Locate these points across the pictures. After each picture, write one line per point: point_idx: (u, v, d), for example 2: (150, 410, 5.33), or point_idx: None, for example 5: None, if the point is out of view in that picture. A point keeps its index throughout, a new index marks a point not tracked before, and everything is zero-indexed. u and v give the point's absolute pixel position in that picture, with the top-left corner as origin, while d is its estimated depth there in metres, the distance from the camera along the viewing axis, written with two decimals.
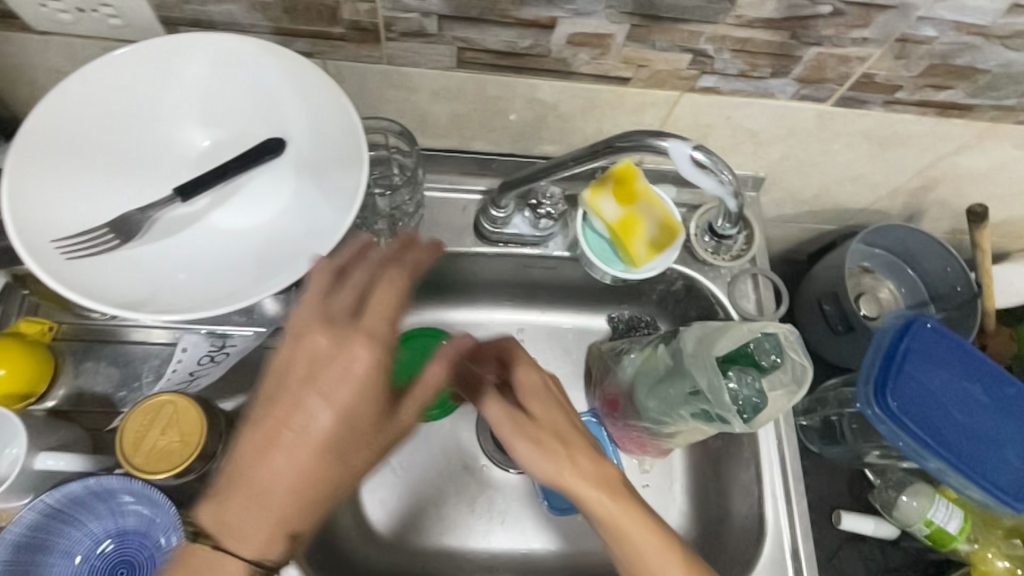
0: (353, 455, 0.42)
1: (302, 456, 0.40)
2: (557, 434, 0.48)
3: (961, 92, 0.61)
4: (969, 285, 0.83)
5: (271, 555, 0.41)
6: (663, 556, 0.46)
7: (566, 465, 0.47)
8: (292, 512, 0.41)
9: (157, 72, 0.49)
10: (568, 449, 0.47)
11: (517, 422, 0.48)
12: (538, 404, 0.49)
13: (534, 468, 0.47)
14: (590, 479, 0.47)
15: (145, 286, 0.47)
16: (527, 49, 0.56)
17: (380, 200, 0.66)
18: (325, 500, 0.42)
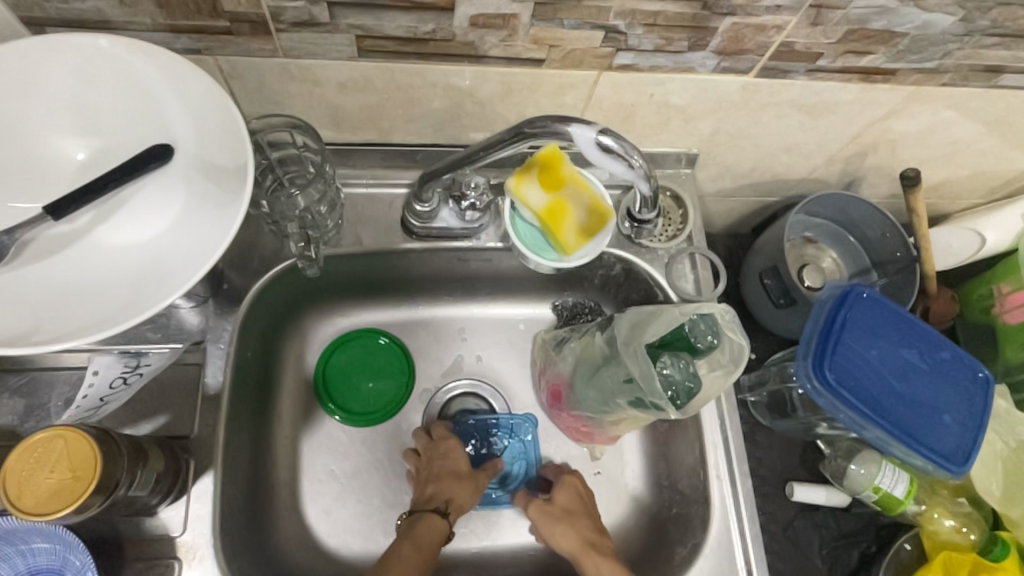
0: (468, 485, 0.69)
1: (460, 482, 0.69)
2: (568, 511, 0.68)
3: (882, 57, 0.60)
4: (907, 249, 0.82)
5: (438, 534, 0.64)
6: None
7: (576, 537, 0.66)
8: (459, 507, 0.68)
9: (15, 81, 0.44)
10: (586, 518, 0.68)
11: (549, 507, 0.68)
12: (564, 495, 0.69)
13: (553, 541, 0.67)
14: (594, 546, 0.65)
15: (24, 316, 0.43)
16: (430, 34, 0.53)
17: (299, 198, 0.64)
18: (461, 502, 0.68)
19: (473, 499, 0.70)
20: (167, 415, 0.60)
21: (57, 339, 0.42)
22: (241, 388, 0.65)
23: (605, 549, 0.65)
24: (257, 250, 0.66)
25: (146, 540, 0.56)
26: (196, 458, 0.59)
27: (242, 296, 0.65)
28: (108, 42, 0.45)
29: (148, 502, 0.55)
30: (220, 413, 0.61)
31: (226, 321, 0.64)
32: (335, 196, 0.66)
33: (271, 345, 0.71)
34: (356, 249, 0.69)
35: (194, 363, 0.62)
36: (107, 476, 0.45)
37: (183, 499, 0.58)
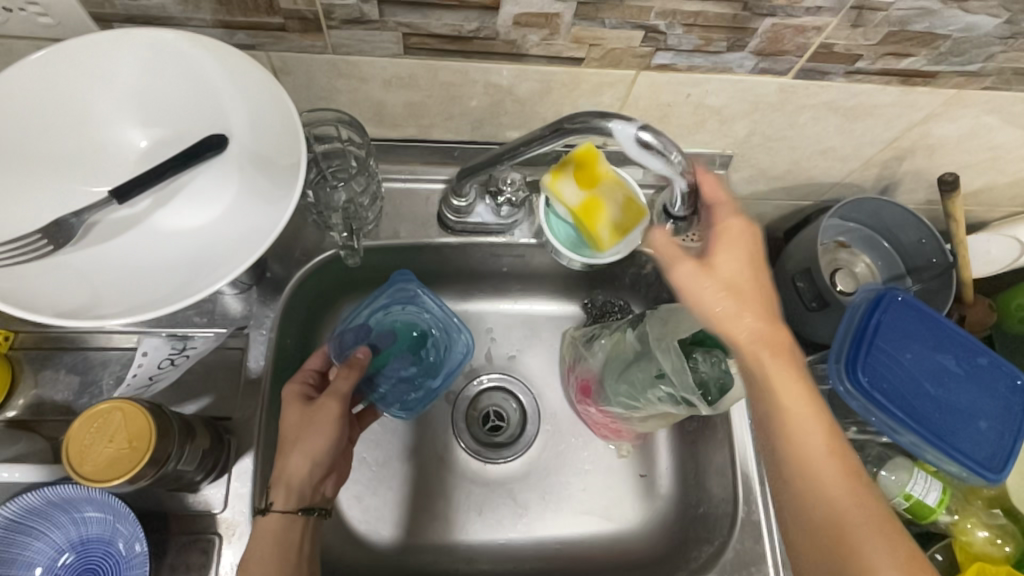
0: (296, 445, 0.57)
1: (288, 448, 0.57)
2: (734, 275, 0.52)
3: (923, 59, 0.60)
4: (944, 255, 0.81)
5: (262, 521, 0.54)
6: (819, 442, 0.49)
7: (743, 322, 0.51)
8: (289, 484, 0.56)
9: (88, 70, 0.47)
10: (771, 322, 0.52)
11: (718, 292, 0.51)
12: (726, 257, 0.52)
13: (699, 299, 0.52)
14: (790, 383, 0.50)
15: (89, 291, 0.45)
16: (474, 32, 0.55)
17: (340, 191, 0.65)
18: (288, 469, 0.56)
19: (309, 460, 0.57)
20: (210, 396, 0.63)
21: (118, 314, 0.44)
22: (280, 374, 0.67)
23: (787, 352, 0.51)
24: (300, 241, 0.68)
25: (189, 515, 0.59)
26: (237, 438, 0.61)
27: (284, 285, 0.67)
28: (174, 36, 0.47)
29: (192, 478, 0.57)
30: (260, 396, 0.63)
31: (268, 308, 0.66)
32: (376, 189, 0.68)
33: (309, 335, 0.73)
34: (393, 242, 0.71)
35: (237, 348, 0.65)
36: (160, 448, 0.47)
37: (225, 478, 0.60)
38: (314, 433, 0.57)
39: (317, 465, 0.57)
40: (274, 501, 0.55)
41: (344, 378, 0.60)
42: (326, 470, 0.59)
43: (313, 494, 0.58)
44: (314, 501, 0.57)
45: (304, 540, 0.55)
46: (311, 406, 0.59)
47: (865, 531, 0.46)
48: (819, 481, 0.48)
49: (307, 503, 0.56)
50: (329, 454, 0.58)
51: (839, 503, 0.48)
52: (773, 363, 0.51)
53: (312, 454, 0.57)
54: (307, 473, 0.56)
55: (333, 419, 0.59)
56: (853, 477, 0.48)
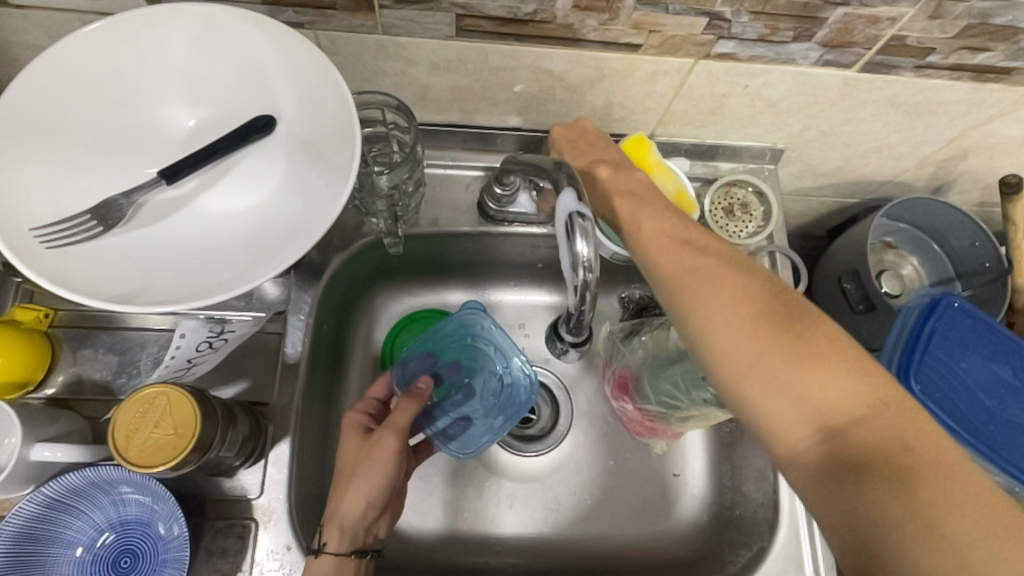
0: (352, 480, 0.55)
1: (344, 484, 0.55)
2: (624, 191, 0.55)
3: (999, 54, 0.57)
4: (999, 261, 0.79)
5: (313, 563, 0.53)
6: (736, 296, 0.44)
7: (672, 252, 0.49)
8: (342, 523, 0.54)
9: (139, 46, 0.46)
10: (737, 268, 0.47)
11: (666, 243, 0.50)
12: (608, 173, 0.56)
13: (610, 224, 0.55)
14: (738, 291, 0.45)
15: (136, 275, 0.44)
16: (531, 15, 0.52)
17: (383, 178, 0.62)
18: (341, 508, 0.54)
19: (364, 498, 0.55)
20: (248, 381, 0.62)
21: (164, 301, 0.43)
22: (316, 360, 0.66)
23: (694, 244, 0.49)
24: (339, 225, 0.67)
25: (225, 500, 0.58)
26: (274, 424, 0.61)
27: (322, 270, 0.66)
28: (225, 12, 0.45)
29: (231, 463, 0.57)
30: (297, 382, 0.62)
31: (306, 293, 0.65)
32: (421, 176, 0.65)
33: (343, 321, 0.73)
34: (433, 229, 0.69)
35: (275, 332, 0.64)
36: (204, 435, 0.46)
37: (261, 463, 0.59)
38: (370, 471, 0.56)
39: (371, 507, 0.56)
40: (328, 542, 0.53)
41: (405, 411, 0.59)
42: (380, 510, 0.57)
43: (365, 535, 0.56)
44: (365, 540, 0.56)
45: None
46: (369, 440, 0.57)
47: (806, 379, 0.41)
48: (810, 396, 0.40)
49: (358, 545, 0.55)
50: (386, 491, 0.56)
51: (804, 387, 0.41)
52: (723, 301, 0.44)
53: (367, 494, 0.55)
54: (359, 513, 0.54)
55: (393, 456, 0.57)
56: (788, 327, 0.42)
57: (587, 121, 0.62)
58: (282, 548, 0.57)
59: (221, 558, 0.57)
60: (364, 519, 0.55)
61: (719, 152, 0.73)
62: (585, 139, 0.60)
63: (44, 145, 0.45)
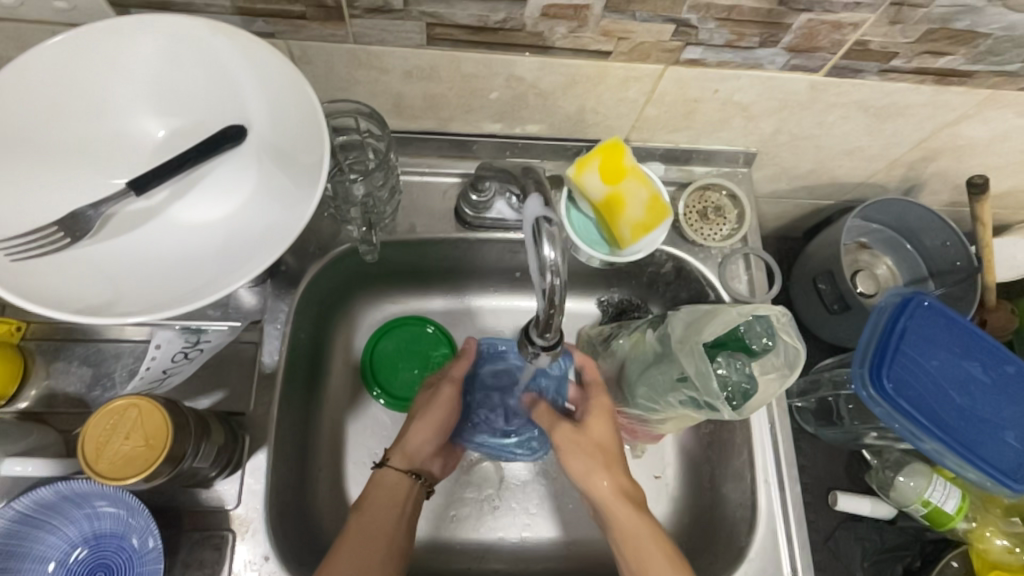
0: (419, 413, 0.67)
1: (413, 416, 0.67)
2: (600, 445, 0.62)
3: (961, 58, 0.58)
4: (969, 259, 0.80)
5: (377, 476, 0.63)
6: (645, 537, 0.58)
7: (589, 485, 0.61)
8: (405, 447, 0.65)
9: (106, 57, 0.46)
10: (653, 537, 0.58)
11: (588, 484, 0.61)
12: (597, 426, 0.62)
13: (581, 476, 0.61)
14: (651, 532, 0.58)
15: (107, 288, 0.44)
16: (501, 24, 0.53)
17: (358, 186, 0.63)
18: (404, 438, 0.66)
19: (426, 430, 0.66)
20: (225, 390, 0.62)
21: (134, 311, 0.43)
22: (294, 369, 0.66)
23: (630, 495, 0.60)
24: (315, 234, 0.67)
25: (202, 511, 0.58)
26: (252, 434, 0.60)
27: (299, 279, 0.66)
28: (193, 23, 0.45)
29: (206, 474, 0.57)
30: (275, 391, 0.62)
31: (283, 302, 0.65)
32: (395, 183, 0.66)
33: (321, 329, 0.72)
34: (410, 236, 0.70)
35: (251, 342, 0.64)
36: (176, 445, 0.46)
37: (237, 474, 0.59)
38: (432, 411, 0.67)
39: (432, 438, 0.67)
40: (391, 458, 0.65)
41: (457, 368, 0.69)
42: (438, 446, 0.68)
43: (424, 465, 0.67)
44: (422, 469, 0.66)
45: (411, 501, 0.63)
46: (437, 387, 0.69)
47: None
48: None
49: (417, 470, 0.66)
50: (447, 427, 0.68)
51: None
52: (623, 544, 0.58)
53: (428, 429, 0.66)
54: (418, 442, 0.66)
55: (451, 399, 0.68)
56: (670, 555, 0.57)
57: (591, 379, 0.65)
58: (260, 559, 0.57)
59: (198, 570, 0.56)
60: (417, 451, 0.66)
61: (693, 156, 0.73)
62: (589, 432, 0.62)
63: (12, 158, 0.44)
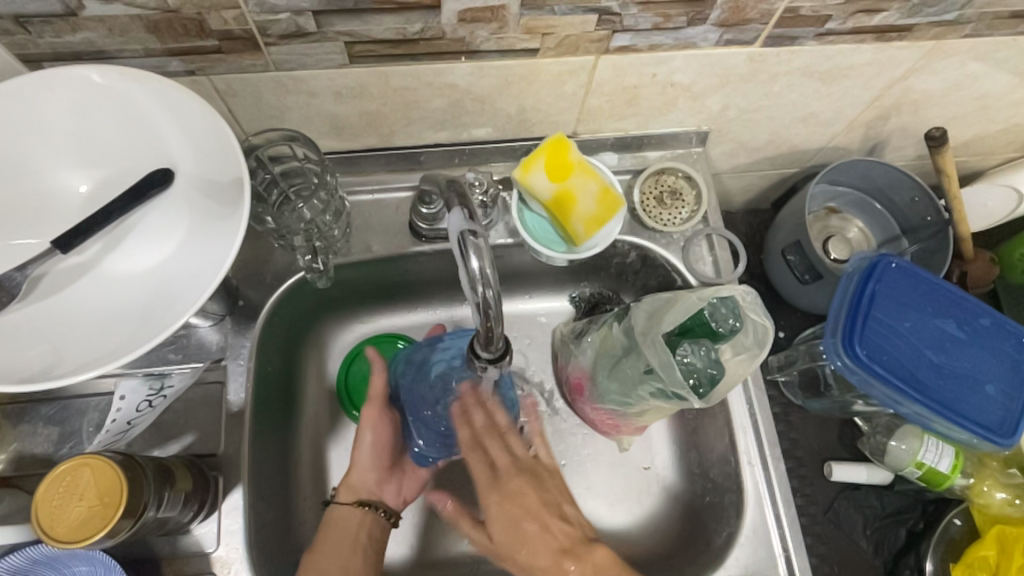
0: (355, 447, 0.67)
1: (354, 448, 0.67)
2: (502, 496, 0.60)
3: (896, 13, 0.57)
4: (939, 213, 0.78)
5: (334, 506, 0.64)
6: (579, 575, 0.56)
7: (540, 537, 0.58)
8: (348, 481, 0.65)
9: (17, 118, 0.45)
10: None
11: (544, 534, 0.58)
12: (480, 471, 0.61)
13: (489, 539, 0.61)
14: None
15: (46, 352, 0.44)
16: (419, 34, 0.52)
17: (303, 211, 0.63)
18: (353, 471, 0.66)
19: (363, 456, 0.65)
20: (194, 433, 0.62)
21: (75, 372, 0.43)
22: (263, 403, 0.65)
23: (550, 542, 0.58)
24: (270, 265, 0.67)
25: (183, 557, 0.58)
26: (225, 474, 0.60)
27: (258, 311, 0.66)
28: (100, 76, 0.45)
29: (180, 521, 0.56)
30: (244, 428, 0.61)
31: (244, 338, 0.65)
32: (339, 205, 0.66)
33: (291, 357, 0.72)
34: (366, 256, 0.69)
35: (216, 381, 0.63)
36: (135, 499, 0.46)
37: (215, 515, 0.59)
38: (360, 444, 0.66)
39: (374, 463, 0.66)
40: (337, 493, 0.65)
41: (376, 383, 0.66)
42: (386, 467, 0.67)
43: (378, 491, 0.66)
44: (374, 497, 0.65)
45: (364, 530, 0.63)
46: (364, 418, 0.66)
47: None
48: None
49: (370, 499, 0.65)
50: (386, 447, 0.66)
51: None
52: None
53: (371, 457, 0.66)
54: (357, 471, 0.65)
55: (375, 420, 0.66)
56: None
57: (478, 412, 0.61)
58: None
59: None
60: (371, 480, 0.66)
61: (644, 142, 0.72)
62: (496, 505, 0.60)
63: None
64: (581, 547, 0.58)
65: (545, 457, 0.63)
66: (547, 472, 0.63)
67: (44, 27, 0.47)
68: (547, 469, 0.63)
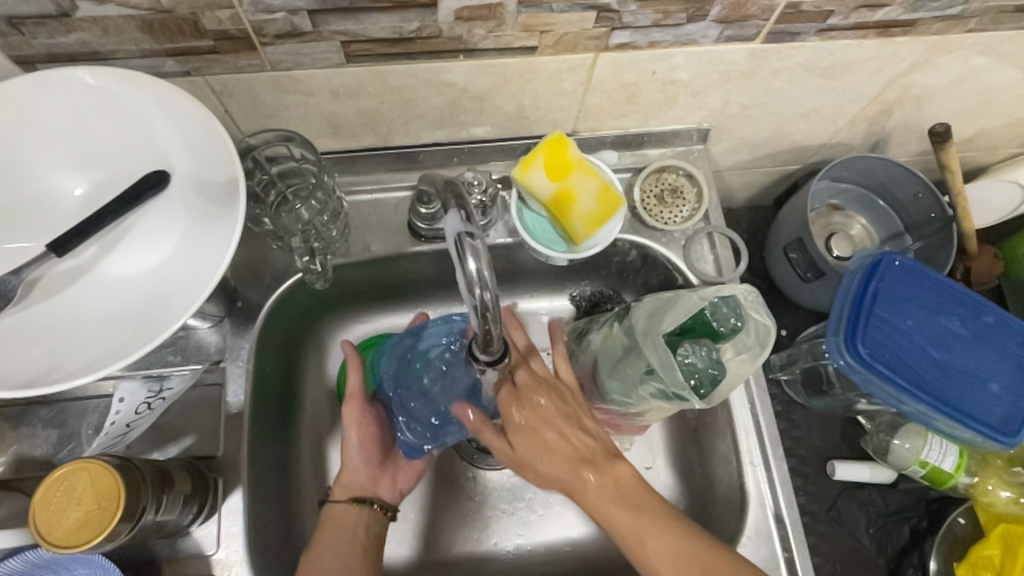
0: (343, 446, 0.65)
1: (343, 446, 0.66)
2: (519, 396, 0.57)
3: (899, 8, 0.56)
4: (942, 210, 0.77)
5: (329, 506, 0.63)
6: (602, 492, 0.56)
7: (561, 444, 0.56)
8: (342, 481, 0.64)
9: (12, 122, 0.45)
10: (615, 493, 0.56)
11: (564, 441, 0.56)
12: (512, 379, 0.58)
13: (502, 443, 0.58)
14: (609, 488, 0.56)
15: (44, 356, 0.43)
16: (416, 33, 0.52)
17: (301, 211, 0.62)
18: (345, 470, 0.64)
19: (352, 455, 0.64)
20: (194, 435, 0.61)
21: (75, 376, 0.42)
22: (263, 404, 0.65)
23: (579, 459, 0.56)
24: (269, 265, 0.67)
25: (182, 560, 0.57)
26: (224, 476, 0.60)
27: (256, 312, 0.65)
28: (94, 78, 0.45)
29: (179, 524, 0.56)
30: (243, 429, 0.61)
31: (242, 339, 0.64)
32: (337, 205, 0.65)
33: (291, 357, 0.72)
34: (365, 256, 0.69)
35: (215, 383, 0.63)
36: (132, 503, 0.46)
37: (214, 517, 0.58)
38: (348, 442, 0.64)
39: (364, 460, 0.65)
40: (333, 493, 0.64)
41: (354, 380, 0.64)
42: (377, 463, 0.66)
43: (373, 488, 0.65)
44: (371, 493, 0.65)
45: (362, 527, 0.62)
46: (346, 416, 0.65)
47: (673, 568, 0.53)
48: (647, 553, 0.54)
49: (365, 495, 0.64)
50: (374, 443, 0.65)
51: (659, 557, 0.53)
52: (606, 491, 0.55)
53: (359, 456, 0.65)
54: (348, 470, 0.64)
55: (357, 417, 0.64)
56: (632, 506, 0.55)
57: (518, 337, 0.63)
58: None
59: None
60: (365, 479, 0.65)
61: (645, 139, 0.72)
62: (528, 413, 0.57)
63: None
64: (608, 465, 0.57)
65: (567, 376, 0.61)
66: (565, 387, 0.60)
67: (38, 29, 0.46)
68: (566, 385, 0.60)
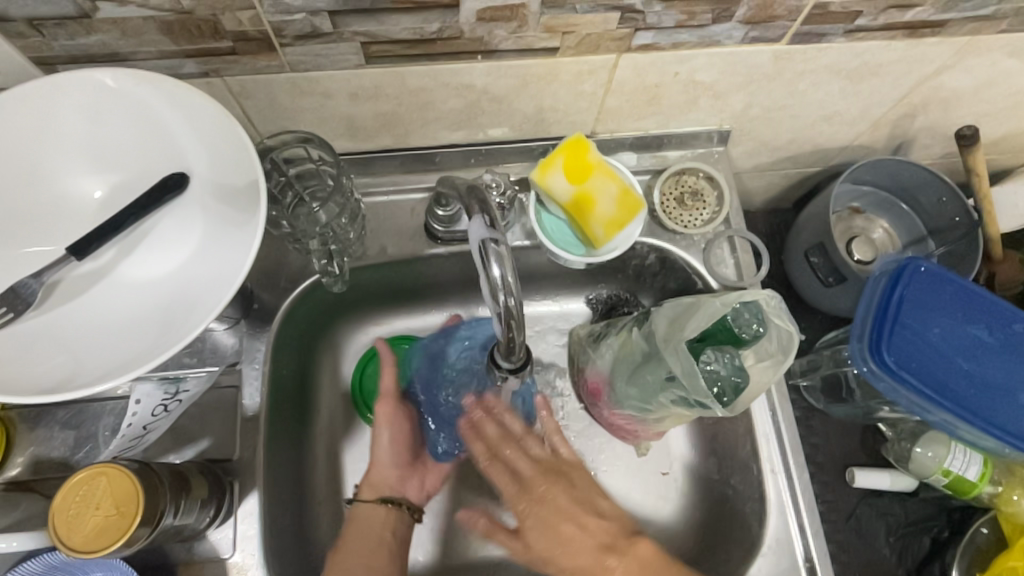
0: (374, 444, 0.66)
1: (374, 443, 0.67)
2: (538, 499, 0.59)
3: (930, 9, 0.55)
4: (968, 214, 0.76)
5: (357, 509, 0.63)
6: (625, 571, 0.56)
7: (580, 537, 0.58)
8: (370, 479, 0.65)
9: (29, 125, 0.44)
10: (642, 569, 0.56)
11: (582, 533, 0.58)
12: (500, 476, 0.60)
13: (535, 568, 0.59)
14: (635, 565, 0.56)
15: (65, 361, 0.43)
16: (437, 34, 0.51)
17: (320, 213, 0.61)
18: (374, 469, 0.65)
19: (384, 454, 0.65)
20: (210, 438, 0.61)
21: (97, 381, 0.42)
22: (278, 406, 0.65)
23: (598, 536, 0.58)
24: (285, 267, 0.66)
25: (198, 563, 0.57)
26: (240, 480, 0.59)
27: (273, 313, 0.65)
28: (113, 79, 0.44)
29: (196, 527, 0.56)
30: (259, 432, 0.61)
31: (259, 341, 0.64)
32: (355, 207, 0.64)
33: (306, 360, 0.71)
34: (381, 259, 0.68)
35: (231, 386, 0.63)
36: (151, 507, 0.45)
37: (231, 520, 0.58)
38: (378, 439, 0.65)
39: (392, 460, 0.66)
40: (360, 491, 0.65)
41: (386, 379, 0.66)
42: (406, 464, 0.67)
43: (402, 488, 0.66)
44: (396, 493, 0.65)
45: (389, 528, 0.63)
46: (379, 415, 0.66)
47: None
48: None
49: (392, 495, 0.65)
50: (404, 443, 0.67)
51: None
52: (632, 573, 0.56)
53: (390, 456, 0.66)
54: (377, 468, 0.65)
55: (390, 416, 0.66)
56: (656, 574, 0.56)
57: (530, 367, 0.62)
58: None
59: None
60: (393, 479, 0.65)
61: (665, 142, 0.71)
62: (534, 527, 0.59)
63: None
64: (623, 536, 0.58)
65: (563, 450, 0.61)
66: (571, 466, 0.61)
67: (58, 30, 0.46)
68: (570, 464, 0.61)
